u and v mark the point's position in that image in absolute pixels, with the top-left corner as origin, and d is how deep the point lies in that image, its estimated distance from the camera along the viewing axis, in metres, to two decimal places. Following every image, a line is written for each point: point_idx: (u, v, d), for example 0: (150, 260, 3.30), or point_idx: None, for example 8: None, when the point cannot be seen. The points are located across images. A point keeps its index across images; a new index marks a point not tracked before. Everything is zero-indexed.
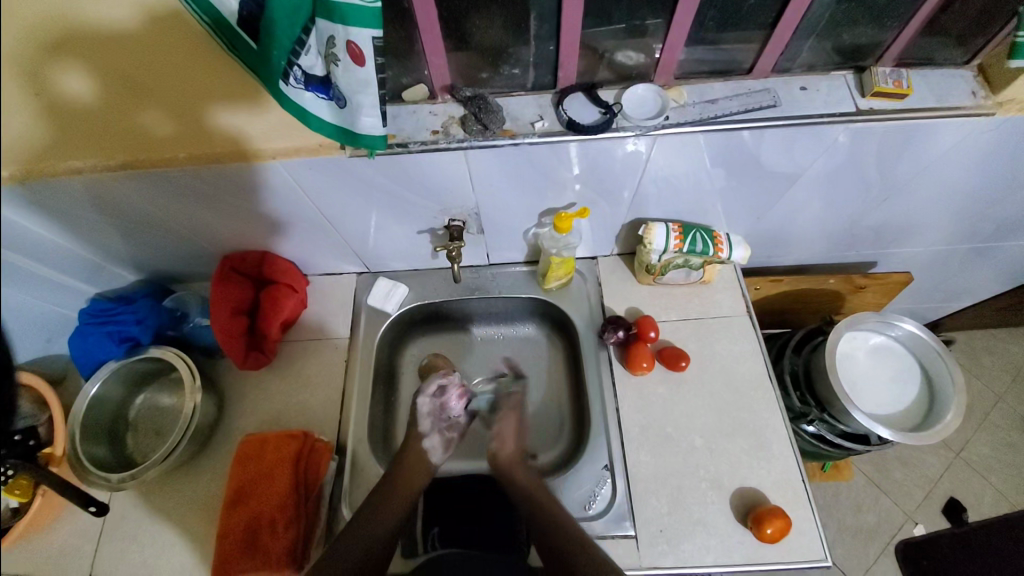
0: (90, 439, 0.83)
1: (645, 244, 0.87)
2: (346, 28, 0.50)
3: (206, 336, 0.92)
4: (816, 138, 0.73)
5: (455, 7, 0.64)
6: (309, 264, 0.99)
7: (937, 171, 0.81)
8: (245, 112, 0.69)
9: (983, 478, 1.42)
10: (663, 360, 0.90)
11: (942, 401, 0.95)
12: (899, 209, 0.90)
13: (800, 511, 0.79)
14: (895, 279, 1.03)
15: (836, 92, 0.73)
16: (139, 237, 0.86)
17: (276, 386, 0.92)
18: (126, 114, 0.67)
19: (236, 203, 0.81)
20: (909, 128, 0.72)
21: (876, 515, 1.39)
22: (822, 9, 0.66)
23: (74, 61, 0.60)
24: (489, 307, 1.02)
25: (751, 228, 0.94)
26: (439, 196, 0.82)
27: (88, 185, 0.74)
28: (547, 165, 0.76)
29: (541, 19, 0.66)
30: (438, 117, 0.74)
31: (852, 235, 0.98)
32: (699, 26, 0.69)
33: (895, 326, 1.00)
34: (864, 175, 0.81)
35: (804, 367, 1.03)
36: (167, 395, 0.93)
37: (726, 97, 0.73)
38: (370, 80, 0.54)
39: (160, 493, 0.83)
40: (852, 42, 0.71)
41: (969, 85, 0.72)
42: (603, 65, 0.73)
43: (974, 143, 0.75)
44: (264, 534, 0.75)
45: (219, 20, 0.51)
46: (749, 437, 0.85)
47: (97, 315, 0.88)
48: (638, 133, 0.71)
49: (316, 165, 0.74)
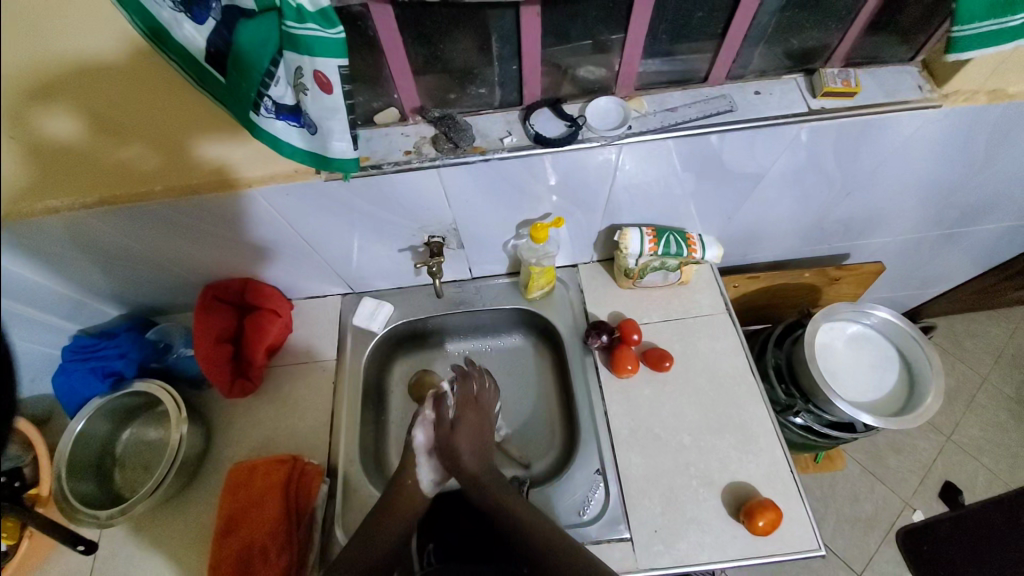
0: (75, 476, 0.82)
1: (621, 249, 0.90)
2: (313, 59, 0.52)
3: (192, 366, 0.92)
4: (776, 138, 0.76)
5: (419, 33, 0.66)
6: (293, 288, 1.00)
7: (894, 163, 0.85)
8: (224, 144, 0.71)
9: (975, 460, 1.45)
10: (647, 361, 0.91)
11: (921, 384, 0.97)
12: (864, 202, 0.94)
13: (791, 501, 0.80)
14: (868, 269, 1.06)
15: (790, 94, 0.76)
16: (120, 271, 0.87)
17: (264, 412, 0.91)
18: (107, 151, 0.68)
19: (218, 233, 0.83)
20: (860, 124, 0.75)
21: (875, 503, 1.40)
22: (769, 17, 0.70)
23: (55, 101, 0.61)
24: (474, 320, 1.03)
25: (725, 227, 0.96)
26: (418, 213, 0.83)
27: (68, 223, 0.74)
28: (520, 179, 0.78)
29: (503, 41, 0.69)
30: (410, 138, 0.76)
31: (822, 228, 1.01)
32: (653, 39, 0.72)
33: (870, 313, 1.03)
34: (825, 171, 0.84)
35: (787, 360, 1.05)
36: (153, 428, 0.92)
37: (686, 104, 0.76)
38: (339, 106, 0.56)
39: (148, 527, 0.82)
40: (801, 46, 0.75)
41: (915, 80, 0.76)
42: (567, 80, 0.76)
43: (924, 135, 0.79)
44: (256, 563, 0.74)
45: (187, 58, 0.52)
46: (736, 432, 0.86)
47: (79, 351, 0.88)
48: (604, 142, 0.74)
49: (293, 191, 0.76)
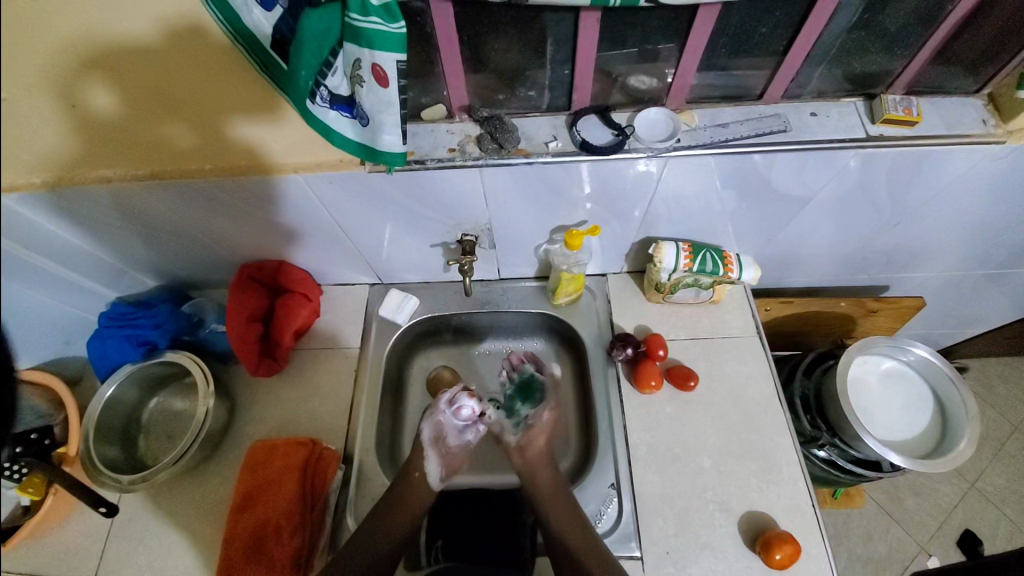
0: (102, 440, 0.85)
1: (655, 263, 0.88)
2: (373, 52, 0.52)
3: (221, 342, 0.94)
4: (829, 162, 0.74)
5: (476, 31, 0.66)
6: (323, 274, 1.01)
7: (952, 196, 0.81)
8: (269, 128, 0.72)
9: (1000, 511, 1.38)
10: (671, 379, 0.89)
11: (956, 428, 0.93)
12: (913, 234, 0.90)
13: (810, 536, 0.78)
14: (908, 303, 1.02)
15: (847, 118, 0.74)
16: (160, 246, 0.90)
17: (288, 393, 0.93)
18: (157, 127, 0.70)
19: (255, 212, 0.84)
20: (919, 155, 0.72)
21: (889, 545, 1.35)
22: (833, 38, 0.68)
23: (111, 76, 0.63)
24: (498, 321, 1.03)
25: (760, 249, 0.94)
26: (453, 210, 0.83)
27: (115, 194, 0.76)
28: (560, 183, 0.77)
29: (558, 44, 0.68)
30: (455, 135, 0.76)
31: (865, 258, 0.98)
32: (711, 53, 0.70)
33: (908, 350, 0.99)
34: (875, 200, 0.82)
35: (815, 391, 1.02)
36: (179, 399, 0.95)
37: (738, 121, 0.75)
38: (393, 101, 0.56)
39: (168, 497, 0.84)
40: (863, 70, 0.73)
41: (979, 113, 0.73)
42: (617, 88, 0.75)
43: (987, 170, 0.76)
44: (270, 541, 0.75)
45: (252, 41, 0.54)
46: (758, 459, 0.84)
47: (117, 318, 0.91)
48: (650, 154, 0.73)
49: (335, 179, 0.77)
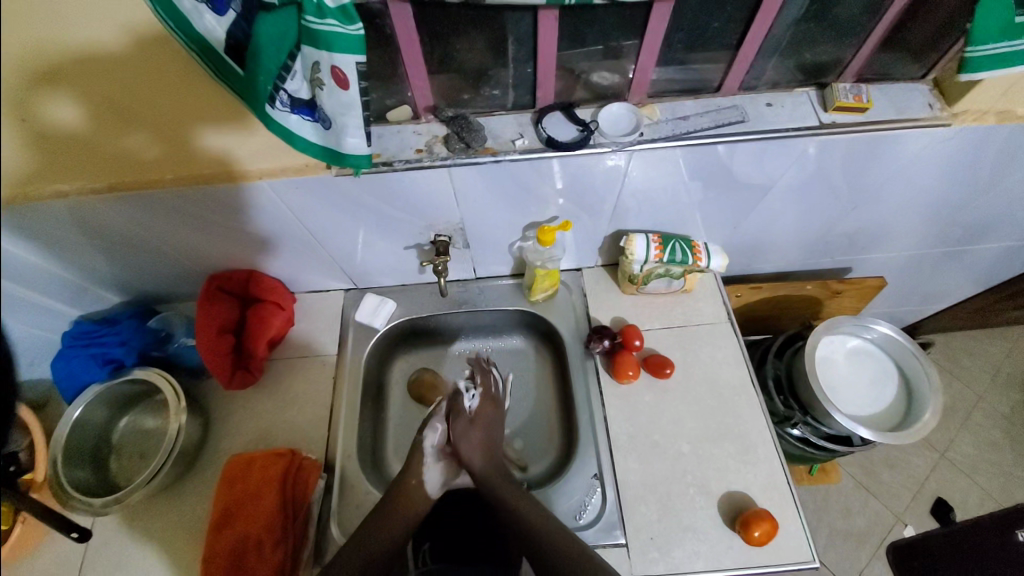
0: (70, 463, 0.82)
1: (627, 255, 0.90)
2: (331, 54, 0.52)
3: (191, 355, 0.92)
4: (787, 150, 0.76)
5: (436, 31, 0.66)
6: (296, 282, 1.00)
7: (904, 178, 0.85)
8: (232, 134, 0.70)
9: (967, 478, 1.45)
10: (648, 368, 0.91)
11: (919, 400, 0.97)
12: (870, 216, 0.94)
13: (787, 512, 0.81)
14: (870, 283, 1.06)
15: (800, 107, 0.77)
16: (124, 260, 0.87)
17: (264, 404, 0.91)
18: (114, 138, 0.68)
19: (222, 221, 0.82)
20: (870, 140, 0.76)
21: (866, 518, 1.40)
22: (784, 30, 0.71)
23: (62, 87, 0.61)
24: (476, 320, 1.03)
25: (728, 237, 0.97)
26: (425, 211, 0.83)
27: (73, 208, 0.74)
28: (529, 180, 0.78)
29: (519, 43, 0.69)
30: (422, 136, 0.76)
31: (828, 241, 1.02)
32: (669, 48, 0.72)
33: (870, 328, 1.03)
34: (833, 185, 0.85)
35: (787, 372, 1.05)
36: (151, 417, 0.92)
37: (698, 113, 0.77)
38: (354, 103, 0.56)
39: (143, 518, 0.82)
40: (814, 60, 0.75)
41: (925, 98, 0.77)
42: (580, 85, 0.76)
43: (934, 153, 0.80)
44: (252, 556, 0.74)
45: (206, 48, 0.53)
46: (735, 442, 0.86)
47: (80, 337, 0.88)
48: (615, 148, 0.74)
49: (302, 184, 0.76)
